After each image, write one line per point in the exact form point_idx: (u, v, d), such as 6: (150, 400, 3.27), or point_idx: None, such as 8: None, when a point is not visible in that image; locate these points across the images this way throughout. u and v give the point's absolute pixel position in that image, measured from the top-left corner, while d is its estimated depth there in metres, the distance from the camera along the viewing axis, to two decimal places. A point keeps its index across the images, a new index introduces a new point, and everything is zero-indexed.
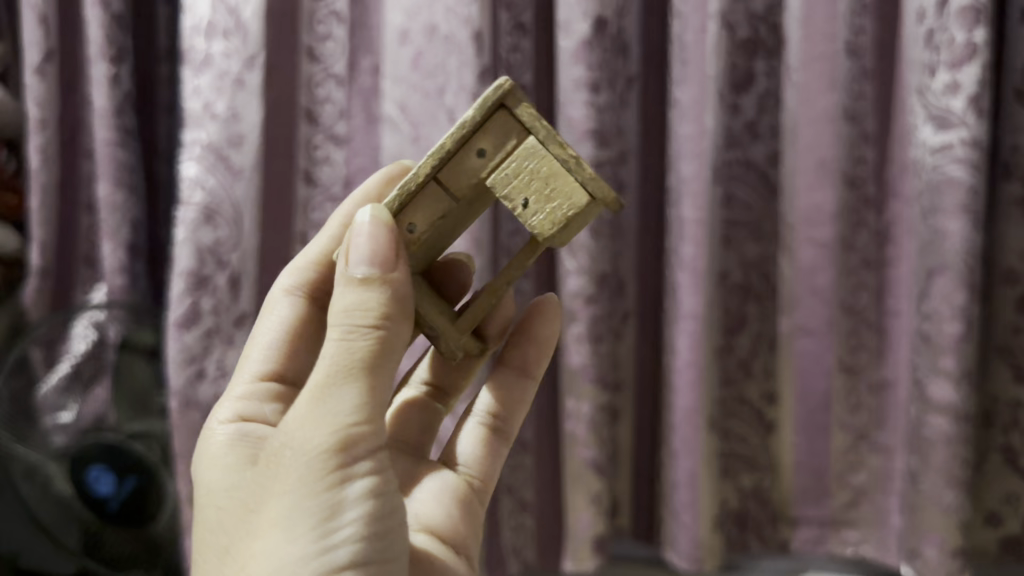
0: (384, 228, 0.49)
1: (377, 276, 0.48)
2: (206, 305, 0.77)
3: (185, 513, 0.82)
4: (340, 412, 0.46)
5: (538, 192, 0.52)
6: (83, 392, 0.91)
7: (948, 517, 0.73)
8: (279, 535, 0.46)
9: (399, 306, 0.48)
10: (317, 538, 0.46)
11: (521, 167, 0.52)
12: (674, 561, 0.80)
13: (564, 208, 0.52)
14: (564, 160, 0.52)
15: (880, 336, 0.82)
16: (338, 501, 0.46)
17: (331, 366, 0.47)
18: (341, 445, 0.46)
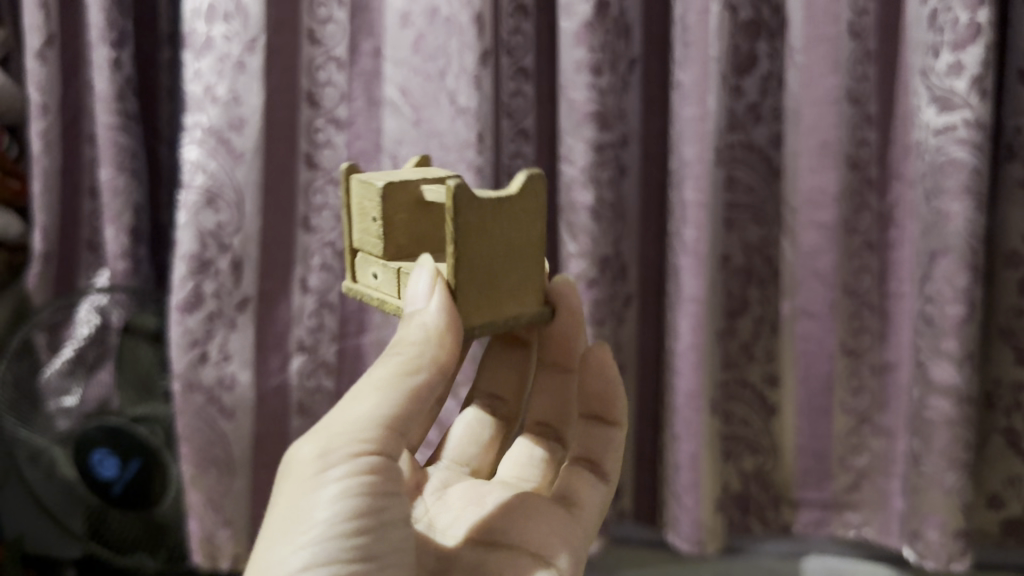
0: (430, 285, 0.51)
1: (422, 313, 0.50)
2: (208, 288, 0.78)
3: (188, 496, 0.82)
4: (340, 424, 0.46)
5: (368, 221, 0.57)
6: (88, 375, 0.91)
7: (949, 499, 0.73)
8: (262, 541, 0.46)
9: (436, 343, 0.49)
10: (284, 545, 0.45)
11: (369, 240, 0.58)
12: (675, 543, 0.81)
13: (363, 201, 0.57)
14: (348, 211, 0.60)
15: (883, 319, 0.81)
16: (309, 504, 0.45)
17: (354, 390, 0.48)
18: (324, 450, 0.46)
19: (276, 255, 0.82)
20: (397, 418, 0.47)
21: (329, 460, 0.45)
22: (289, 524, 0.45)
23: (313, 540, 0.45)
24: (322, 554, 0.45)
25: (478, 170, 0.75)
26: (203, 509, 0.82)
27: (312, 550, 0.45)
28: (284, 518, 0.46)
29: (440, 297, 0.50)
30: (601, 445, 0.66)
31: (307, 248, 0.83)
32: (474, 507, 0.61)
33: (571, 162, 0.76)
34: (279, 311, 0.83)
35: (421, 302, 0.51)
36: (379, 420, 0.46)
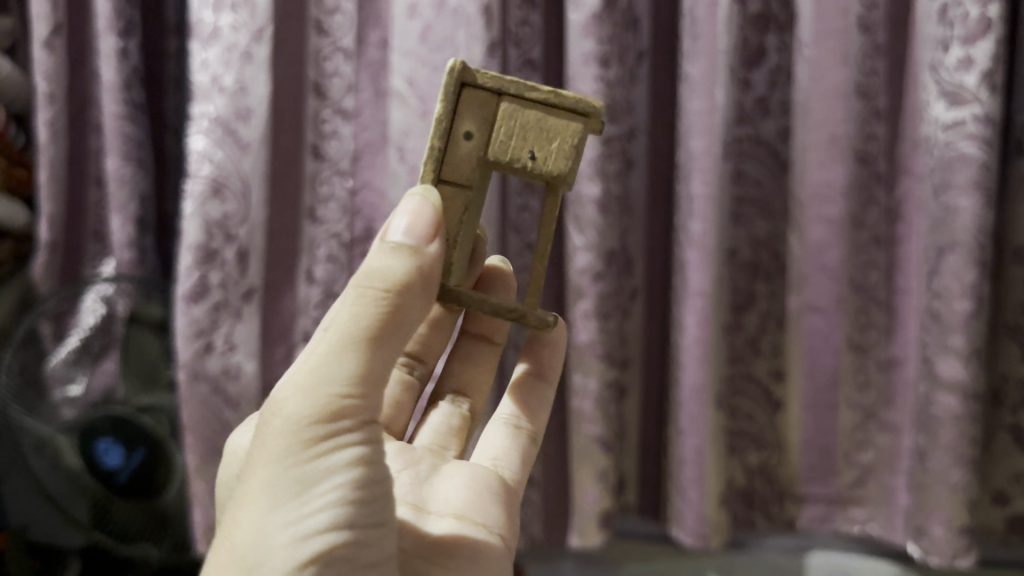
0: (430, 208, 0.49)
1: (409, 248, 0.46)
2: (214, 279, 0.77)
3: (194, 486, 0.82)
4: (333, 378, 0.43)
5: (535, 150, 0.54)
6: (93, 364, 0.91)
7: (955, 496, 0.73)
8: (257, 503, 0.43)
9: (420, 277, 0.46)
10: (295, 510, 0.42)
11: (513, 129, 0.54)
12: (679, 537, 0.81)
13: (566, 148, 0.55)
14: (545, 97, 0.54)
15: (890, 314, 0.81)
16: (320, 470, 0.43)
17: (336, 331, 0.44)
18: (331, 417, 0.43)
19: (282, 245, 0.82)
20: (382, 370, 0.44)
21: (337, 425, 0.43)
22: (299, 489, 0.43)
23: (328, 507, 0.43)
24: (338, 519, 0.43)
25: None
26: (208, 500, 0.82)
27: (330, 517, 0.43)
28: (290, 484, 0.42)
29: (435, 245, 0.47)
30: (534, 408, 0.68)
31: (312, 239, 0.83)
32: (408, 468, 0.60)
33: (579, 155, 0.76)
34: (284, 302, 0.83)
35: (408, 236, 0.47)
36: (372, 376, 0.44)
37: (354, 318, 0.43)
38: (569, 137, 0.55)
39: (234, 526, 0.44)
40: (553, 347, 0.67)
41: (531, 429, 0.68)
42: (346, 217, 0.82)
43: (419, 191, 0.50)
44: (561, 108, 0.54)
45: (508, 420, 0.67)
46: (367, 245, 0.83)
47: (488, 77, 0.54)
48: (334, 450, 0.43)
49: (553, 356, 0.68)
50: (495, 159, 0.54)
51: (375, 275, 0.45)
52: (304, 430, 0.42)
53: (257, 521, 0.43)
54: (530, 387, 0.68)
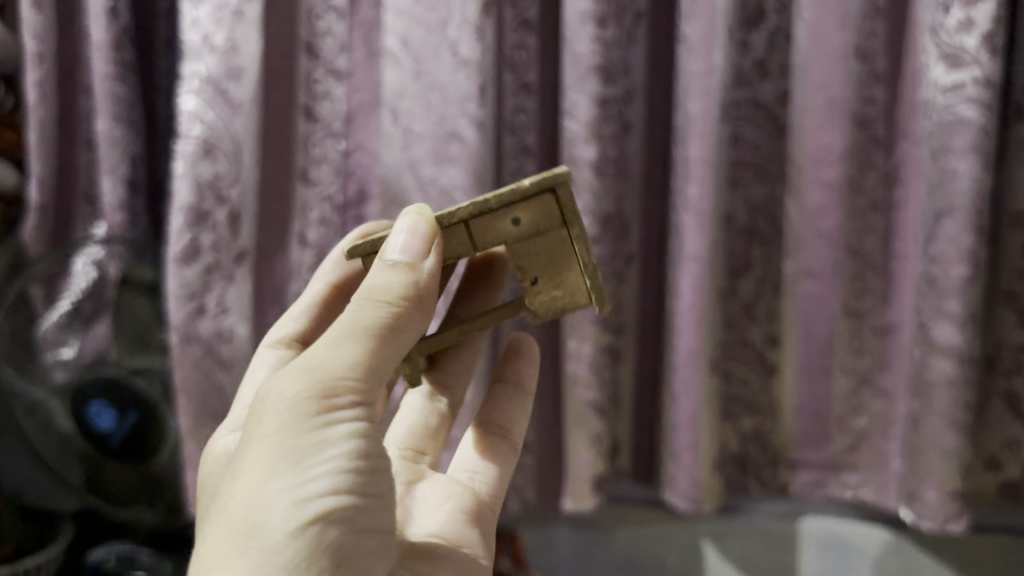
0: (425, 224, 0.49)
1: (407, 263, 0.48)
2: (205, 241, 0.76)
3: (186, 449, 0.80)
4: (333, 365, 0.45)
5: (569, 296, 0.56)
6: (83, 328, 0.89)
7: (948, 460, 0.74)
8: (255, 476, 0.43)
9: (420, 292, 0.48)
10: (294, 476, 0.43)
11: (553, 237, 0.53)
12: (673, 501, 0.82)
13: (584, 276, 0.55)
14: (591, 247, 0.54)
15: (886, 280, 0.80)
16: (321, 440, 0.44)
17: (338, 331, 0.46)
18: (329, 392, 0.44)
19: (273, 206, 0.80)
20: (381, 366, 0.47)
21: (334, 402, 0.44)
22: (297, 461, 0.43)
23: (328, 475, 0.43)
24: (341, 488, 0.44)
25: (480, 124, 0.72)
26: (202, 462, 0.80)
27: (330, 484, 0.43)
28: (288, 455, 0.43)
29: (433, 261, 0.49)
30: (514, 418, 0.69)
31: (306, 201, 0.81)
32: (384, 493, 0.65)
33: (575, 117, 0.75)
34: (276, 263, 0.82)
35: (409, 254, 0.48)
36: (370, 367, 0.46)
37: (356, 319, 0.46)
38: (580, 256, 0.53)
39: (229, 500, 0.44)
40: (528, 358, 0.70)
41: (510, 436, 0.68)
42: (339, 179, 0.81)
43: (413, 210, 0.51)
44: (540, 196, 0.50)
45: (486, 429, 0.68)
46: (361, 208, 0.83)
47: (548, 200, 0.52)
48: (333, 423, 0.44)
49: (529, 367, 0.70)
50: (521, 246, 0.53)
51: (375, 290, 0.47)
52: (301, 407, 0.44)
53: (254, 492, 0.43)
54: (506, 397, 0.69)
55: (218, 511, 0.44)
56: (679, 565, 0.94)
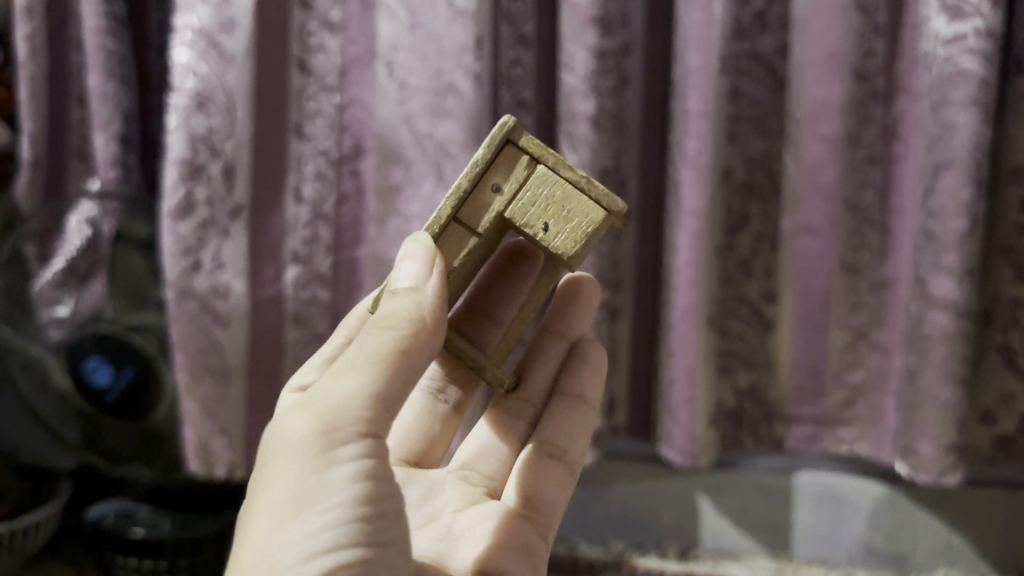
0: (428, 251, 0.51)
1: (409, 289, 0.49)
2: (200, 195, 0.75)
3: (183, 406, 0.80)
4: (336, 398, 0.45)
5: (585, 220, 0.56)
6: (79, 286, 0.86)
7: (945, 414, 0.74)
8: (265, 521, 0.45)
9: (428, 318, 0.48)
10: (298, 526, 0.44)
11: (536, 195, 0.56)
12: (669, 457, 0.83)
13: (581, 195, 0.56)
14: (575, 180, 0.57)
15: (883, 234, 0.80)
16: (323, 485, 0.45)
17: (344, 364, 0.47)
18: (330, 433, 0.45)
19: (269, 162, 0.79)
20: (392, 396, 0.46)
21: (335, 441, 0.45)
22: (302, 504, 0.44)
23: (331, 523, 0.44)
24: (344, 534, 0.45)
25: (476, 76, 0.72)
26: (200, 418, 0.80)
27: (332, 533, 0.44)
28: (291, 496, 0.45)
29: (435, 281, 0.49)
30: (573, 434, 0.68)
31: (300, 156, 0.80)
32: (434, 524, 0.65)
33: (572, 70, 0.74)
34: (272, 221, 0.80)
35: (414, 281, 0.49)
36: (377, 397, 0.45)
37: (360, 351, 0.47)
38: (565, 181, 0.57)
39: (245, 545, 0.46)
40: (593, 367, 0.71)
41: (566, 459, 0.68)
42: (334, 134, 0.80)
43: (415, 236, 0.53)
44: (492, 149, 0.56)
45: (543, 450, 0.68)
46: (356, 163, 0.81)
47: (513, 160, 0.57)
48: (335, 467, 0.45)
49: (592, 378, 0.70)
50: (514, 218, 0.57)
51: (381, 317, 0.48)
52: (304, 444, 0.45)
53: (263, 534, 0.45)
54: (569, 410, 0.69)
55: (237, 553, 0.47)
56: (675, 520, 0.95)
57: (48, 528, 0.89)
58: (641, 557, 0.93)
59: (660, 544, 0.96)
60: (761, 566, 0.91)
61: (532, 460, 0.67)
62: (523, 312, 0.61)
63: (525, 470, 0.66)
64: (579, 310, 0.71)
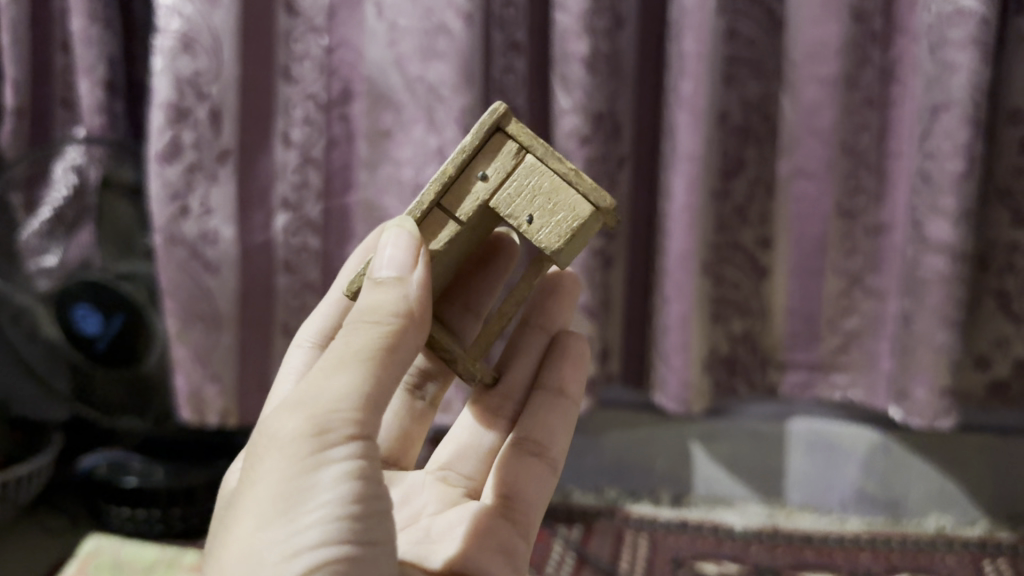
0: (412, 239, 0.46)
1: (395, 278, 0.44)
2: (187, 139, 0.74)
3: (174, 351, 0.79)
4: (324, 395, 0.40)
5: (573, 214, 0.50)
6: (66, 235, 0.85)
7: (939, 357, 0.74)
8: (245, 525, 0.40)
9: (416, 309, 0.44)
10: (283, 530, 0.39)
11: (523, 185, 0.51)
12: (662, 403, 0.83)
13: (571, 190, 0.51)
14: (566, 173, 0.50)
15: (880, 179, 0.80)
16: (310, 486, 0.39)
17: (331, 356, 0.42)
18: (318, 429, 0.40)
19: (255, 104, 0.78)
20: (384, 393, 0.42)
21: (325, 438, 0.40)
22: (287, 506, 0.39)
23: (320, 525, 0.39)
24: (334, 538, 0.39)
25: (468, 17, 0.71)
26: (192, 365, 0.79)
27: (321, 536, 0.39)
28: (277, 503, 0.39)
29: (422, 271, 0.45)
30: (553, 429, 0.61)
31: (288, 100, 0.78)
32: (412, 527, 0.59)
33: (566, 10, 0.73)
34: (261, 166, 0.79)
35: (399, 270, 0.45)
36: (370, 395, 0.41)
37: (348, 343, 0.42)
38: (555, 173, 0.51)
39: (222, 554, 0.40)
40: (575, 359, 0.64)
41: (547, 454, 0.61)
42: (323, 78, 0.78)
43: (397, 222, 0.48)
44: (480, 136, 0.50)
45: (520, 445, 0.61)
46: (346, 107, 0.80)
47: (503, 147, 0.51)
48: (324, 463, 0.40)
49: (574, 370, 0.64)
50: (497, 209, 0.51)
51: (365, 311, 0.43)
52: (291, 445, 0.40)
53: (244, 549, 0.39)
54: (550, 404, 0.62)
55: (213, 565, 0.41)
56: (668, 468, 0.95)
57: (41, 479, 0.89)
58: (635, 505, 0.94)
59: (654, 491, 0.96)
60: (754, 513, 0.92)
61: (507, 455, 0.60)
62: (506, 304, 0.56)
63: (500, 465, 0.60)
64: (559, 302, 0.66)
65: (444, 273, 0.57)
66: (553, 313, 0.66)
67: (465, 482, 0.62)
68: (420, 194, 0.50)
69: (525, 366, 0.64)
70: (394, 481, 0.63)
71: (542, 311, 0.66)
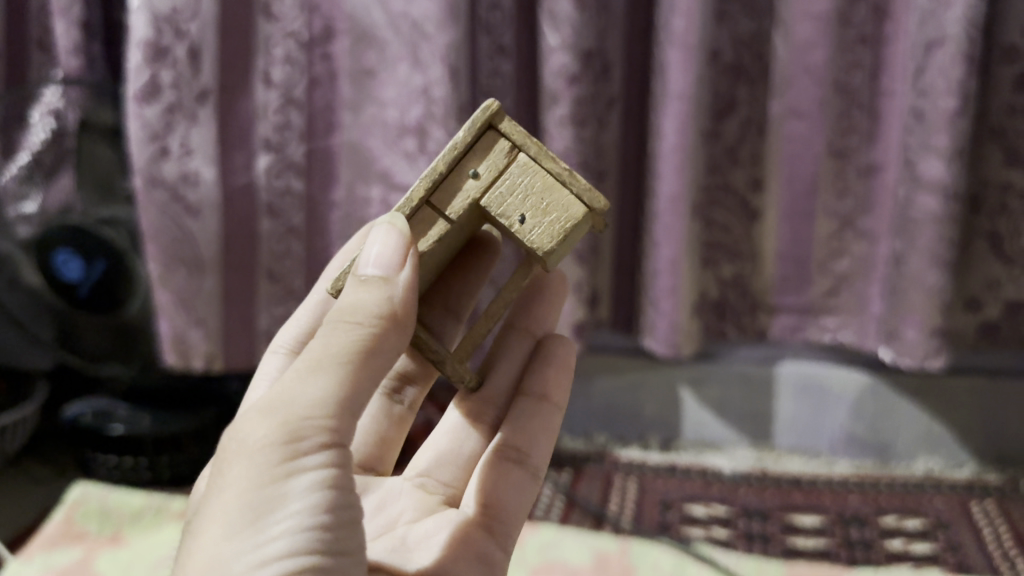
0: (398, 237, 0.44)
1: (379, 278, 0.43)
2: (166, 78, 0.72)
3: (156, 296, 0.78)
4: (298, 402, 0.40)
5: (565, 214, 0.48)
6: (45, 181, 0.82)
7: (930, 298, 0.73)
8: (211, 531, 0.39)
9: (398, 312, 0.42)
10: (249, 539, 0.38)
11: (515, 183, 0.49)
12: (651, 348, 0.82)
13: (564, 190, 0.49)
14: (559, 172, 0.49)
15: (872, 118, 0.77)
16: (279, 495, 0.39)
17: (306, 359, 0.41)
18: (290, 436, 0.39)
19: (236, 43, 0.75)
20: (358, 398, 0.41)
21: (297, 445, 0.39)
22: (255, 514, 0.39)
23: (288, 533, 0.39)
24: (302, 548, 0.39)
25: None
26: (175, 310, 0.79)
27: (288, 546, 0.39)
28: (243, 511, 0.39)
29: (408, 272, 0.43)
30: (537, 436, 0.59)
31: (269, 37, 0.75)
32: (386, 535, 0.56)
33: None
34: (240, 106, 0.77)
35: (383, 270, 0.43)
36: (343, 401, 0.40)
37: (325, 345, 0.41)
38: (547, 172, 0.49)
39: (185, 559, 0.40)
40: (560, 363, 0.63)
41: (530, 461, 0.59)
42: (303, 15, 0.75)
43: (386, 219, 0.46)
44: (472, 133, 0.49)
45: (502, 451, 0.58)
46: (328, 46, 0.77)
47: (494, 146, 0.50)
48: (294, 470, 0.39)
49: (558, 374, 0.62)
50: (488, 208, 0.49)
51: (345, 312, 0.42)
52: (260, 450, 0.39)
53: (205, 554, 0.38)
54: (534, 409, 0.60)
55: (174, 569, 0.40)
56: (657, 412, 0.95)
57: (26, 428, 0.89)
58: (624, 451, 0.94)
59: (642, 436, 0.96)
60: (742, 456, 0.93)
61: (488, 461, 0.58)
62: (494, 306, 0.53)
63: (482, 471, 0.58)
64: (544, 303, 0.66)
65: (427, 275, 0.54)
66: (537, 317, 0.66)
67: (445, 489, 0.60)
68: (410, 190, 0.48)
69: (510, 371, 0.64)
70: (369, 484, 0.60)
71: (526, 314, 0.66)
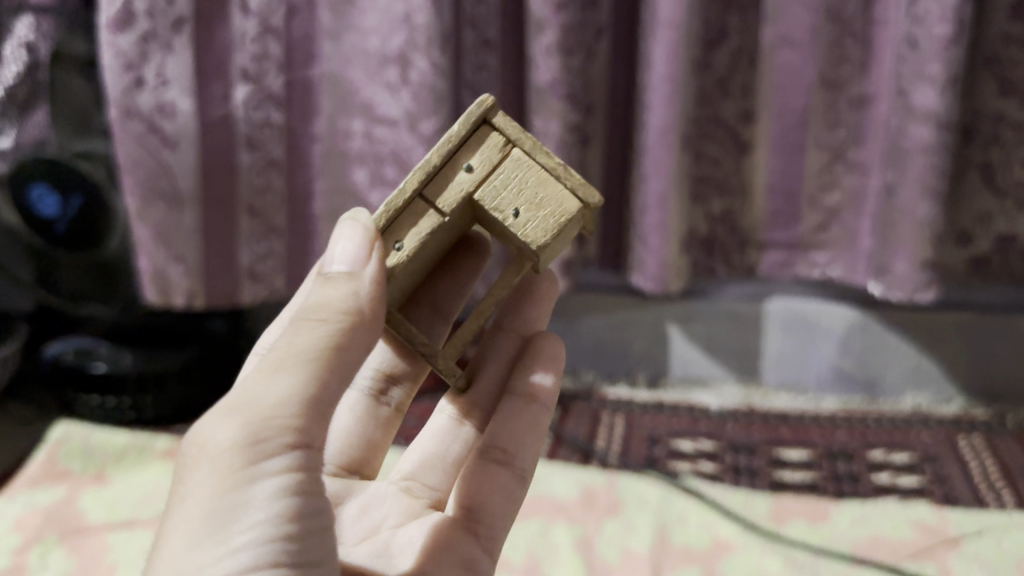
0: (366, 231, 0.41)
1: (345, 274, 0.39)
2: (139, 6, 0.71)
3: (136, 231, 0.77)
4: (260, 401, 0.36)
5: (559, 209, 0.46)
6: (20, 116, 0.75)
7: (921, 231, 0.73)
8: (167, 544, 0.35)
9: (366, 309, 0.39)
10: (209, 552, 0.35)
11: (510, 177, 0.47)
12: (639, 284, 0.81)
13: (559, 185, 0.47)
14: (554, 167, 0.46)
15: (865, 47, 0.75)
16: (242, 503, 0.35)
17: (269, 358, 0.37)
18: (253, 439, 0.35)
19: None
20: (326, 399, 0.37)
21: (261, 448, 0.35)
22: (215, 524, 0.35)
23: (252, 544, 0.35)
24: (266, 560, 0.36)
25: None
26: (154, 246, 0.78)
27: (252, 559, 0.35)
28: (204, 520, 0.35)
29: (375, 266, 0.40)
30: (522, 436, 0.54)
31: None
32: (369, 540, 0.54)
33: None
34: (216, 35, 0.74)
35: (350, 265, 0.40)
36: (310, 400, 0.36)
37: (290, 341, 0.37)
38: (542, 166, 0.47)
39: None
40: (549, 361, 0.57)
41: (515, 464, 0.54)
42: None
43: (351, 214, 0.43)
44: (467, 125, 0.46)
45: (485, 455, 0.54)
46: None
47: (488, 141, 0.47)
48: (258, 474, 0.36)
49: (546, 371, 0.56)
50: (482, 203, 0.46)
51: (309, 309, 0.38)
52: (221, 455, 0.35)
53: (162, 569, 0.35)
54: (520, 410, 0.55)
55: None
56: (646, 348, 0.94)
57: (9, 367, 0.88)
58: (611, 388, 0.94)
59: (630, 372, 0.96)
60: (730, 392, 0.93)
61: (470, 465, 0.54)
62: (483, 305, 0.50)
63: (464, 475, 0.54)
64: (534, 303, 0.61)
65: (415, 273, 0.51)
66: (527, 317, 0.61)
67: (432, 494, 0.57)
68: (402, 183, 0.45)
69: (497, 368, 0.59)
70: (355, 489, 0.58)
71: (516, 313, 0.60)
